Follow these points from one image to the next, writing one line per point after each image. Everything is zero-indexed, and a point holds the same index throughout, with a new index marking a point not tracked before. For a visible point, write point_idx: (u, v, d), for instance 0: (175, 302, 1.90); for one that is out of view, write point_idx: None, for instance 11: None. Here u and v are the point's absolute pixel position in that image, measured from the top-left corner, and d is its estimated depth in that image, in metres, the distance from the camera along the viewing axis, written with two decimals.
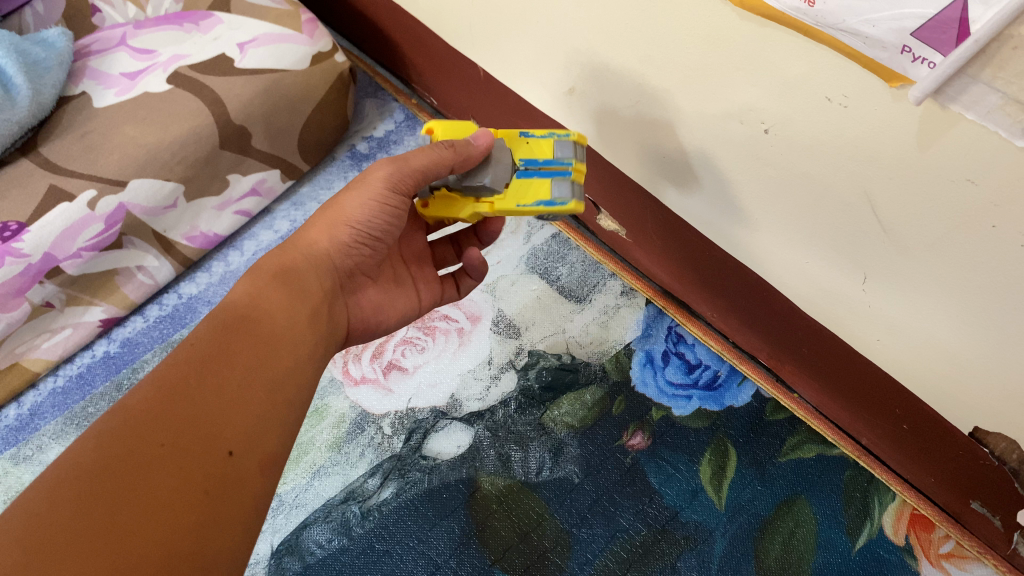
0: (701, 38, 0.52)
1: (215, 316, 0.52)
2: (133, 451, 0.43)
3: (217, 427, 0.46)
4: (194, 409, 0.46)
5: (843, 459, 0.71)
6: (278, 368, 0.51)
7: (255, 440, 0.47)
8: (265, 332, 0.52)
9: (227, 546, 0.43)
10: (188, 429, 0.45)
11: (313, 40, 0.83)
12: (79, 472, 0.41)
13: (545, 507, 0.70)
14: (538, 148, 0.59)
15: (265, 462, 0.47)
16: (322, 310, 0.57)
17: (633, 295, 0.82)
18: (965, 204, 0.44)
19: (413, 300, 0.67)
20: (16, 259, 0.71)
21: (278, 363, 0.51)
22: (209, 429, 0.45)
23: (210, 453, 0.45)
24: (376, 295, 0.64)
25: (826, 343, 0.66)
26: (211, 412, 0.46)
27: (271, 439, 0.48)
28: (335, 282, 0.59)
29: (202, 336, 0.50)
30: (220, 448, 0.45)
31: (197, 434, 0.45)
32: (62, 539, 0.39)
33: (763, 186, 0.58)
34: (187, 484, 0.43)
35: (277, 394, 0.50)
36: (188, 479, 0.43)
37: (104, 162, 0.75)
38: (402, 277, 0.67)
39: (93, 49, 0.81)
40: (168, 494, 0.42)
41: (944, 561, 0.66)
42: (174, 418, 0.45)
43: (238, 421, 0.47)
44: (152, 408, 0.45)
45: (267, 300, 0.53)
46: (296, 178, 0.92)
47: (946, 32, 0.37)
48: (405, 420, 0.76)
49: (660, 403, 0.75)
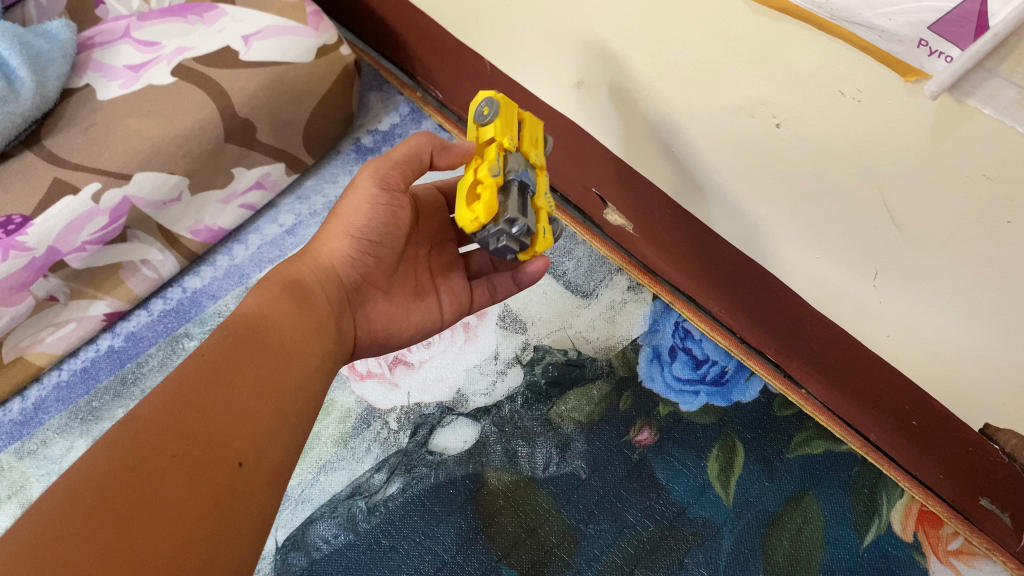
0: (711, 31, 0.51)
1: (225, 328, 0.51)
2: (145, 462, 0.42)
3: (228, 438, 0.45)
4: (204, 419, 0.45)
5: (851, 456, 0.71)
6: (286, 381, 0.50)
7: (264, 447, 0.47)
8: (274, 345, 0.51)
9: (239, 553, 0.42)
10: (198, 439, 0.44)
11: (318, 32, 0.83)
12: (90, 484, 0.41)
13: (553, 503, 0.70)
14: None
15: (275, 471, 0.47)
16: (329, 323, 0.56)
17: (640, 290, 0.82)
18: (981, 201, 0.44)
19: (434, 312, 0.66)
20: (20, 253, 0.71)
21: (288, 374, 0.51)
22: (220, 440, 0.45)
23: (221, 463, 0.44)
24: (388, 308, 0.63)
25: (835, 339, 0.66)
26: (223, 423, 0.46)
27: (280, 446, 0.48)
28: (341, 296, 0.59)
29: (213, 347, 0.50)
30: (230, 459, 0.45)
31: (208, 444, 0.44)
32: (72, 545, 0.38)
33: (774, 180, 0.57)
34: (198, 495, 0.42)
35: (286, 405, 0.49)
36: (199, 491, 0.42)
37: (108, 155, 0.74)
38: (423, 288, 0.66)
39: (96, 41, 0.81)
40: (181, 505, 0.41)
41: (953, 558, 0.66)
42: (186, 427, 0.45)
43: (246, 430, 0.46)
44: (163, 418, 0.44)
45: (276, 313, 0.53)
46: (300, 171, 0.91)
47: (965, 26, 0.37)
48: (412, 416, 0.76)
49: (667, 399, 0.75)
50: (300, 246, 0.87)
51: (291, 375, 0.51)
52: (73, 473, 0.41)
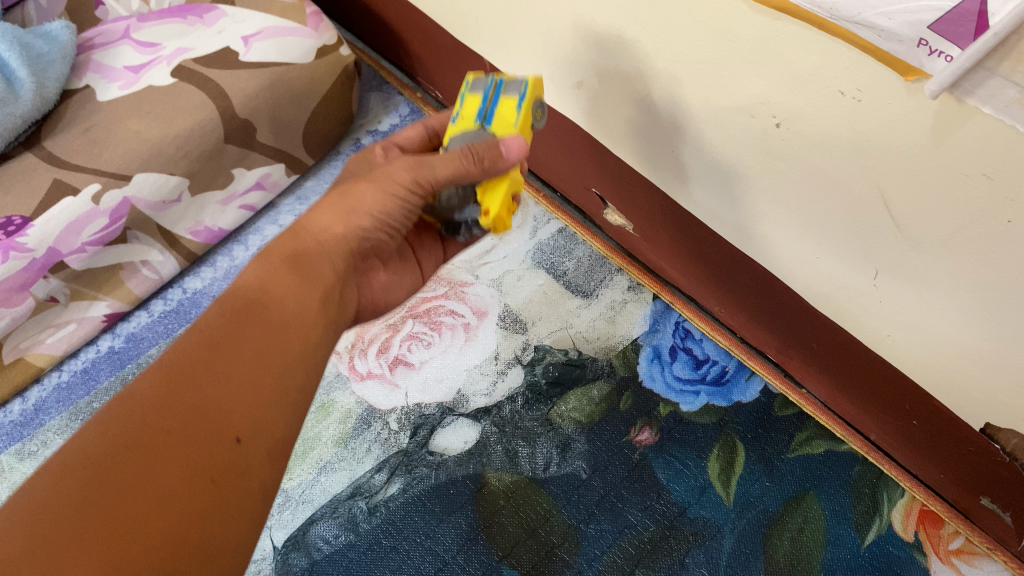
0: (712, 32, 0.51)
1: (223, 301, 0.50)
2: (140, 440, 0.43)
3: (225, 414, 0.45)
4: (200, 395, 0.45)
5: (852, 455, 0.71)
6: (285, 355, 0.49)
7: (263, 421, 0.47)
8: (274, 317, 0.50)
9: (235, 526, 0.44)
10: (193, 417, 0.45)
11: (318, 33, 0.83)
12: (85, 461, 0.42)
13: (553, 503, 0.70)
14: (474, 105, 0.56)
15: (274, 448, 0.47)
16: (334, 295, 0.54)
17: (640, 290, 0.82)
18: (979, 201, 0.44)
19: (422, 275, 0.68)
20: (20, 254, 0.71)
21: (288, 347, 0.50)
22: (218, 416, 0.45)
23: (218, 439, 0.44)
24: (386, 278, 0.64)
25: (836, 338, 0.66)
26: (220, 400, 0.46)
27: (278, 421, 0.48)
28: (348, 266, 0.56)
29: (211, 320, 0.49)
30: (227, 435, 0.45)
31: (204, 421, 0.45)
32: (68, 525, 0.40)
33: (773, 180, 0.57)
34: (192, 474, 0.43)
35: (286, 383, 0.49)
36: (193, 469, 0.43)
37: (108, 156, 0.74)
38: (405, 252, 0.66)
39: (96, 42, 0.81)
40: (175, 485, 0.42)
41: (953, 558, 0.66)
42: (182, 405, 0.45)
43: (244, 405, 0.46)
44: (159, 394, 0.45)
45: (277, 285, 0.51)
46: (300, 172, 0.91)
47: (964, 25, 0.37)
48: (412, 416, 0.76)
49: (667, 399, 0.75)
50: None
51: (284, 351, 0.49)
52: (71, 449, 0.42)
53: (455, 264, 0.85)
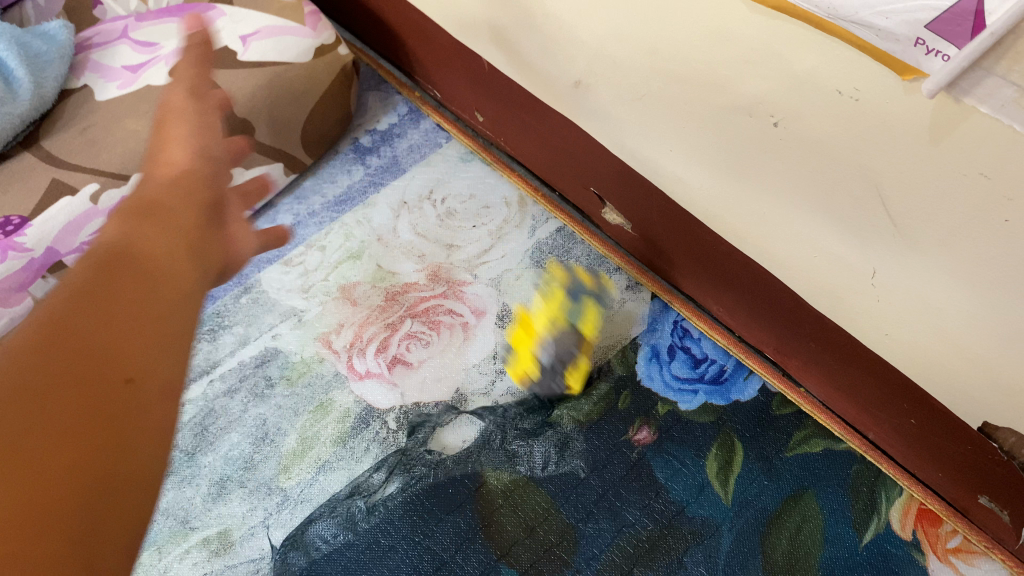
0: (709, 30, 0.51)
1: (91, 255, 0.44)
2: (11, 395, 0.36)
3: (112, 353, 0.40)
4: (89, 339, 0.40)
5: (850, 454, 0.71)
6: (173, 291, 0.45)
7: (160, 365, 0.41)
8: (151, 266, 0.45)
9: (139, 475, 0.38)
10: (79, 362, 0.39)
11: (316, 33, 0.83)
12: None
13: (552, 502, 0.70)
14: None
15: (169, 389, 0.41)
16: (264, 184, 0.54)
17: (638, 290, 0.82)
18: (977, 200, 0.44)
19: None
20: (19, 254, 0.70)
21: (169, 285, 0.45)
22: (105, 355, 0.40)
23: (104, 379, 0.39)
24: None
25: (834, 336, 0.65)
26: (102, 342, 0.40)
27: (170, 361, 0.42)
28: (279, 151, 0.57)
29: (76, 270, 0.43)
30: (116, 375, 0.39)
31: (89, 363, 0.39)
32: None
33: (771, 179, 0.58)
34: (77, 421, 0.37)
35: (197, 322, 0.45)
36: (83, 417, 0.37)
37: (106, 156, 0.74)
38: None
39: (94, 41, 0.81)
40: (54, 436, 0.36)
41: (951, 556, 0.66)
42: (59, 354, 0.38)
43: (143, 345, 0.41)
44: (31, 346, 0.38)
45: (139, 235, 0.47)
46: (299, 171, 0.91)
47: (961, 24, 0.37)
48: (411, 415, 0.76)
49: (666, 398, 0.75)
50: (299, 246, 0.87)
51: (179, 285, 0.46)
52: None
53: (454, 263, 0.85)
